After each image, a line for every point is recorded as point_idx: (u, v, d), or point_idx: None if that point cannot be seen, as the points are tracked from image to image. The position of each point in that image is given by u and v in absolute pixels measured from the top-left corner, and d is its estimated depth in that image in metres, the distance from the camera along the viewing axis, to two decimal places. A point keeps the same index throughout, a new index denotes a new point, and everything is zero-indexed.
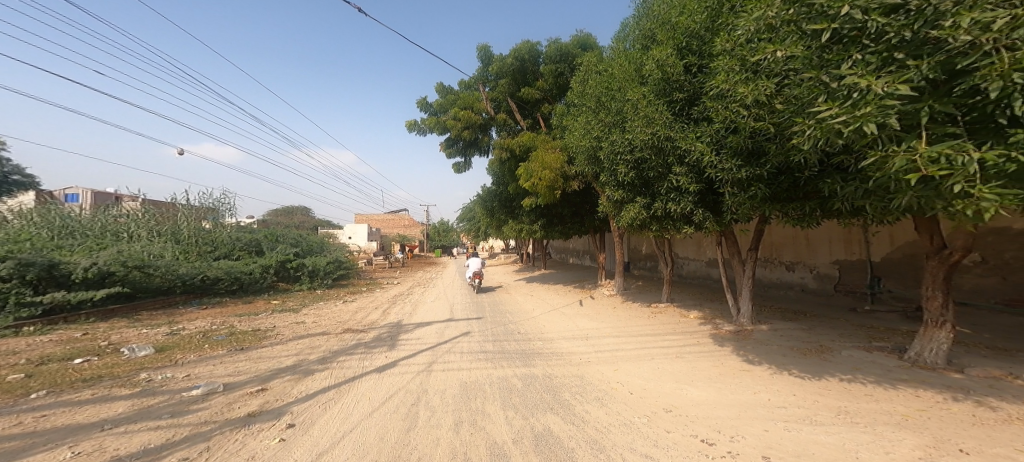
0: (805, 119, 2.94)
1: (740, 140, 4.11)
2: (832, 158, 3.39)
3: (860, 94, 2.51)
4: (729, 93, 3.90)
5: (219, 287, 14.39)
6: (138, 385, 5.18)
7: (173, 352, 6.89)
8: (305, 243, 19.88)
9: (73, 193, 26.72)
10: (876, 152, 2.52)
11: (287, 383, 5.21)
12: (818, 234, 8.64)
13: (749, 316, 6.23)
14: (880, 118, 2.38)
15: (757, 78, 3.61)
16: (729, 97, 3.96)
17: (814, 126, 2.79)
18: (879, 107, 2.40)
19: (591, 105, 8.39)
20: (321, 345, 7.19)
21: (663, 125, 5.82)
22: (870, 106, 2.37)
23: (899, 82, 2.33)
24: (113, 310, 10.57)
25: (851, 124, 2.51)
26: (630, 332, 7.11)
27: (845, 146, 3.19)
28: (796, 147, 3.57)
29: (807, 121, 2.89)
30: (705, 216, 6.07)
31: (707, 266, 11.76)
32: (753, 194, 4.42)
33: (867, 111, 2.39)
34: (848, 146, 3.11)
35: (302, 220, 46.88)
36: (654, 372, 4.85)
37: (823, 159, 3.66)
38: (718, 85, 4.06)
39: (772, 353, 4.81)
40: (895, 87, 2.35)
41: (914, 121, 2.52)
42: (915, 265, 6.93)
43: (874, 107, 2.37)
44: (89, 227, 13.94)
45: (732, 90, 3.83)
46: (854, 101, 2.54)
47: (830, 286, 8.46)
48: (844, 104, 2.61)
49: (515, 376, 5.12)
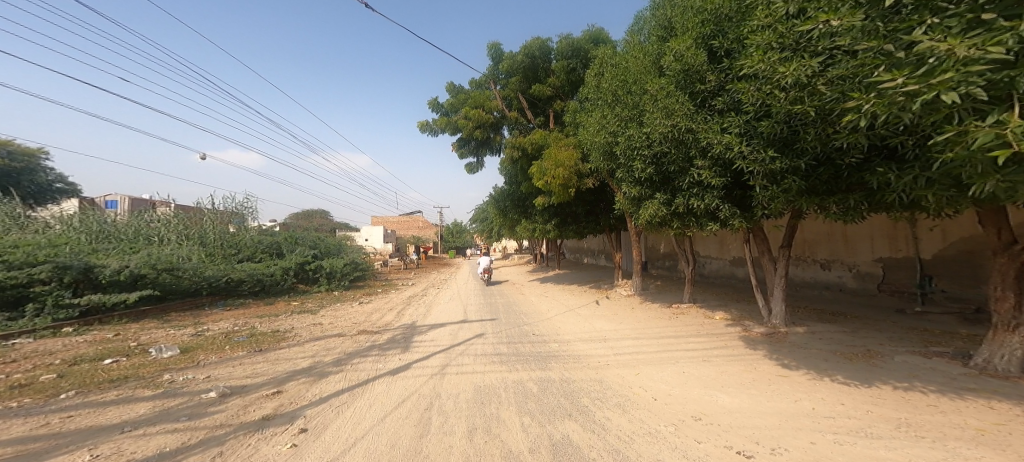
0: (862, 95, 2.62)
1: (775, 126, 3.79)
2: (886, 142, 3.04)
3: (937, 61, 2.18)
4: (765, 75, 3.60)
5: (242, 289, 14.76)
6: (160, 386, 5.12)
7: (195, 353, 6.98)
8: (323, 245, 20.24)
9: (111, 200, 28.24)
10: (955, 128, 2.19)
11: (303, 386, 5.15)
12: (857, 229, 8.10)
13: (782, 317, 5.85)
14: (961, 87, 2.06)
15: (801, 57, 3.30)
16: (765, 79, 3.66)
17: (874, 101, 2.48)
18: (963, 75, 2.07)
19: (606, 99, 8.15)
20: (337, 347, 7.16)
21: (685, 117, 5.52)
22: (952, 74, 2.05)
23: (989, 45, 2.00)
24: (144, 311, 10.92)
25: (924, 96, 2.19)
26: (651, 335, 6.80)
27: (904, 126, 2.85)
28: (843, 131, 3.24)
29: (864, 97, 2.57)
30: (732, 212, 5.67)
31: (732, 265, 11.28)
32: (787, 187, 4.10)
33: (946, 79, 2.07)
34: (910, 126, 2.77)
35: (323, 223, 48.01)
36: (678, 376, 4.57)
37: (873, 145, 3.32)
38: (752, 66, 3.75)
39: (811, 357, 4.46)
40: (983, 51, 2.02)
41: (1004, 91, 2.18)
42: (971, 262, 6.38)
43: (957, 74, 2.05)
44: (122, 232, 14.54)
45: (770, 71, 3.52)
46: (929, 70, 2.21)
47: (872, 285, 7.90)
48: (915, 74, 2.28)
49: (532, 380, 4.93)
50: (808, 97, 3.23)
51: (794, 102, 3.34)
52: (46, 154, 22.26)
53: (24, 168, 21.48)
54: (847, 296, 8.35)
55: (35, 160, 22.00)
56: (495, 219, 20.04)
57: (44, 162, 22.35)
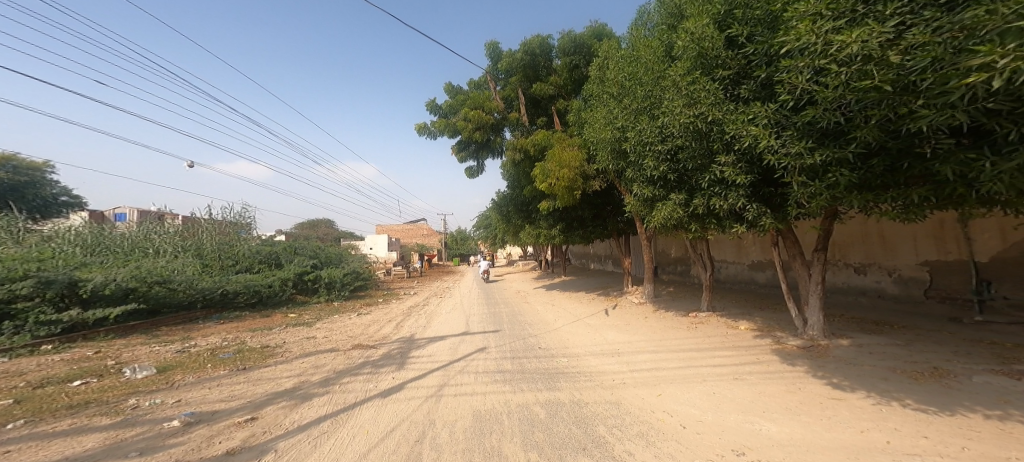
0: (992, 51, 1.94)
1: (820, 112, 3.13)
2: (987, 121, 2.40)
3: None
4: (813, 49, 2.92)
5: (238, 301, 14.30)
6: (121, 413, 4.57)
7: (172, 373, 6.45)
8: (324, 255, 19.84)
9: (118, 212, 28.36)
10: None
11: (281, 411, 4.58)
12: (897, 230, 7.44)
13: (822, 329, 5.21)
14: None
15: (863, 22, 2.67)
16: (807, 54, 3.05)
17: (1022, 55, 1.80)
18: None
19: (613, 92, 7.67)
20: (326, 364, 6.61)
21: (709, 105, 4.92)
22: None
23: None
24: (132, 326, 10.46)
25: None
26: (669, 348, 6.16)
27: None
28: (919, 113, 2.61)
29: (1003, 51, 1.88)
30: (760, 213, 4.98)
31: (751, 270, 10.62)
32: (832, 183, 3.48)
33: None
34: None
35: (328, 233, 47.93)
36: (709, 399, 3.92)
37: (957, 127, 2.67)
38: (790, 40, 3.16)
39: (866, 376, 3.82)
40: None
41: None
42: None
43: None
44: (117, 244, 14.22)
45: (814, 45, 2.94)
46: None
47: (917, 291, 7.21)
48: None
49: (537, 404, 4.31)
50: (877, 70, 2.53)
51: (859, 79, 2.63)
52: (50, 167, 22.29)
53: (30, 181, 21.41)
54: (888, 304, 7.66)
55: (39, 174, 21.92)
56: (499, 225, 19.55)
57: (48, 176, 22.32)
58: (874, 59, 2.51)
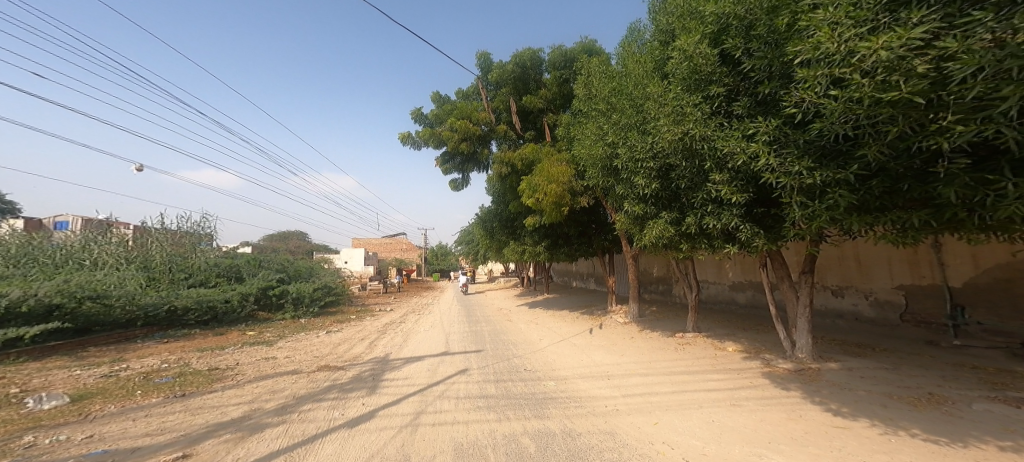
0: None
1: (828, 127, 3.10)
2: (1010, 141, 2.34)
3: None
4: (833, 58, 2.84)
5: (188, 318, 13.09)
6: (11, 454, 3.82)
7: (90, 402, 5.61)
8: (293, 268, 18.79)
9: (62, 219, 26.12)
10: None
11: (222, 447, 3.97)
12: (872, 254, 7.70)
13: (810, 351, 5.15)
14: None
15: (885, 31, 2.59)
16: (823, 63, 2.98)
17: None
18: None
19: (602, 108, 7.73)
20: (285, 389, 5.97)
21: (696, 122, 5.01)
22: None
23: None
24: (54, 347, 9.27)
25: None
26: (660, 371, 5.95)
27: None
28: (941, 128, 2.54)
29: None
30: (754, 232, 4.93)
31: (732, 290, 10.74)
32: (830, 204, 3.47)
33: None
34: None
35: (300, 246, 46.03)
36: (711, 429, 3.69)
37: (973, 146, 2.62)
38: (803, 51, 3.11)
39: (865, 402, 3.69)
40: None
41: None
42: (1010, 292, 5.92)
43: None
44: (48, 256, 12.85)
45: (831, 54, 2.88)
46: None
47: (893, 315, 7.41)
48: None
49: (526, 434, 3.95)
50: (901, 81, 2.45)
51: (884, 90, 2.54)
52: None
53: None
54: (865, 326, 7.83)
55: None
56: (481, 241, 19.22)
57: None
58: (899, 68, 2.43)
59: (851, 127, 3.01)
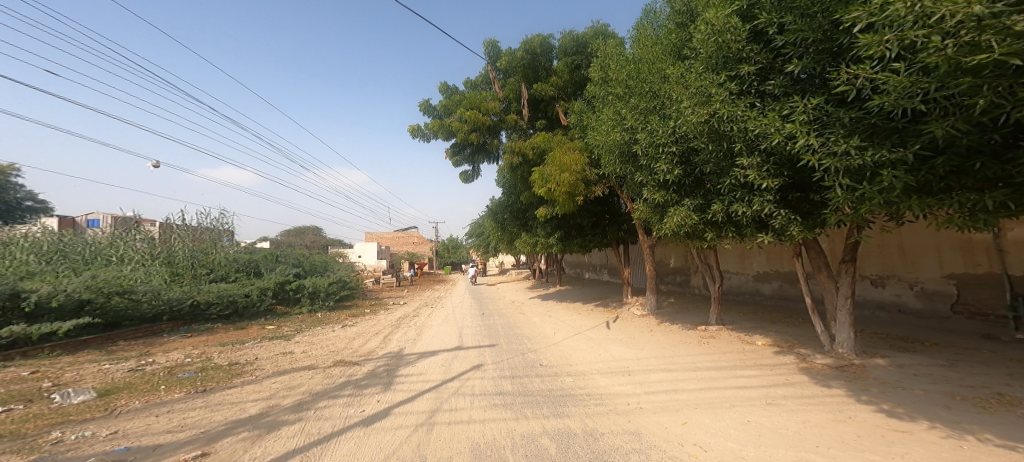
0: None
1: (890, 101, 2.77)
2: None
3: None
4: (902, 22, 2.55)
5: (210, 313, 13.33)
6: (37, 451, 3.79)
7: (115, 397, 5.63)
8: (308, 263, 18.99)
9: (92, 217, 27.00)
10: None
11: (239, 445, 3.87)
12: (920, 241, 7.26)
13: (853, 346, 4.78)
14: None
15: None
16: (888, 28, 2.67)
17: None
18: None
19: (617, 93, 7.37)
20: (301, 385, 5.90)
21: (723, 102, 4.64)
22: None
23: None
24: (85, 341, 9.49)
25: None
26: (684, 366, 5.65)
27: None
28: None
29: None
30: (788, 220, 4.53)
31: (756, 281, 10.32)
32: (882, 187, 3.08)
33: None
34: None
35: (315, 241, 46.81)
36: (748, 431, 3.40)
37: None
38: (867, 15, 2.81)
39: (924, 403, 3.34)
40: None
41: None
42: None
43: None
44: (78, 252, 13.20)
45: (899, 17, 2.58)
46: None
47: (943, 306, 6.96)
48: None
49: (546, 435, 3.72)
50: (993, 42, 2.15)
51: (969, 53, 2.25)
52: (16, 171, 20.97)
53: None
54: (910, 319, 7.43)
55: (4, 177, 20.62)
56: (492, 233, 19.04)
57: (14, 179, 21.02)
58: (990, 27, 2.14)
59: (918, 99, 2.66)
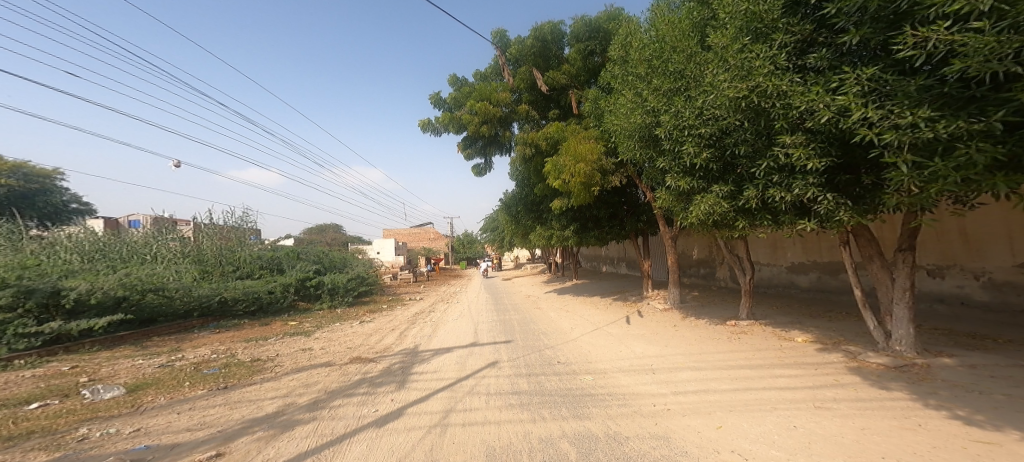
0: None
1: (974, 63, 2.34)
2: None
3: None
4: None
5: (236, 309, 13.70)
6: (63, 447, 3.77)
7: (142, 393, 5.71)
8: (327, 260, 19.29)
9: (131, 218, 28.39)
10: None
11: (254, 445, 3.77)
12: (986, 227, 6.60)
13: (912, 344, 4.31)
14: None
15: None
16: None
17: None
18: None
19: (637, 75, 6.94)
20: (319, 382, 5.84)
21: (764, 76, 4.13)
22: None
23: None
24: (122, 337, 9.83)
25: None
26: (714, 364, 5.26)
27: None
28: None
29: None
30: (836, 205, 4.06)
31: (790, 273, 9.71)
32: (958, 165, 2.65)
33: None
34: None
35: (337, 238, 47.97)
36: (795, 437, 3.03)
37: None
38: None
39: (1011, 410, 2.90)
40: None
41: None
42: None
43: None
44: (114, 252, 13.75)
45: None
46: None
47: (1013, 297, 6.29)
48: None
49: (565, 438, 3.45)
50: None
51: None
52: (61, 175, 22.15)
53: (40, 189, 21.25)
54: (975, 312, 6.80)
55: (49, 181, 21.79)
56: (506, 227, 18.81)
57: (59, 183, 22.23)
58: None
59: (1012, 59, 2.22)
